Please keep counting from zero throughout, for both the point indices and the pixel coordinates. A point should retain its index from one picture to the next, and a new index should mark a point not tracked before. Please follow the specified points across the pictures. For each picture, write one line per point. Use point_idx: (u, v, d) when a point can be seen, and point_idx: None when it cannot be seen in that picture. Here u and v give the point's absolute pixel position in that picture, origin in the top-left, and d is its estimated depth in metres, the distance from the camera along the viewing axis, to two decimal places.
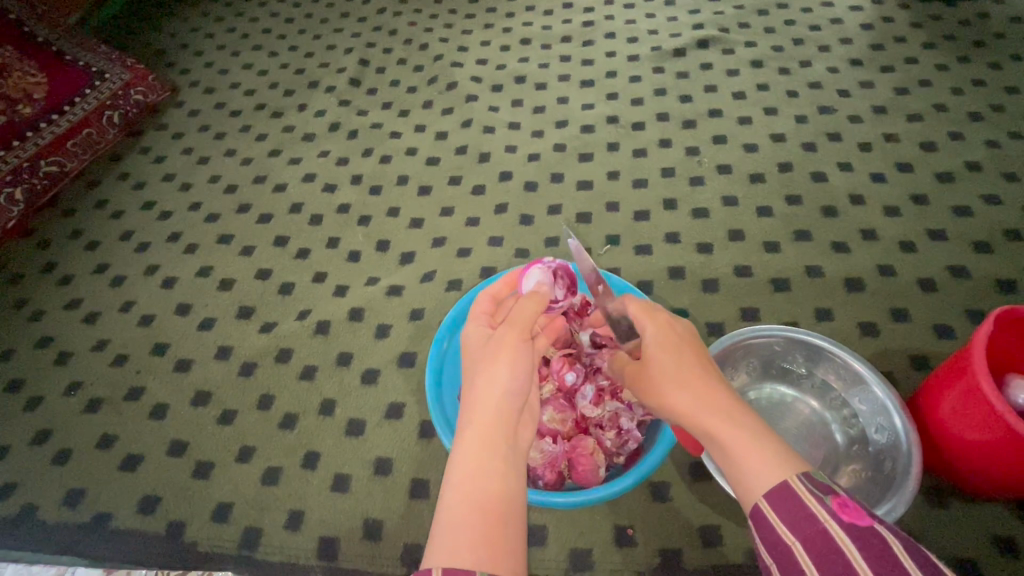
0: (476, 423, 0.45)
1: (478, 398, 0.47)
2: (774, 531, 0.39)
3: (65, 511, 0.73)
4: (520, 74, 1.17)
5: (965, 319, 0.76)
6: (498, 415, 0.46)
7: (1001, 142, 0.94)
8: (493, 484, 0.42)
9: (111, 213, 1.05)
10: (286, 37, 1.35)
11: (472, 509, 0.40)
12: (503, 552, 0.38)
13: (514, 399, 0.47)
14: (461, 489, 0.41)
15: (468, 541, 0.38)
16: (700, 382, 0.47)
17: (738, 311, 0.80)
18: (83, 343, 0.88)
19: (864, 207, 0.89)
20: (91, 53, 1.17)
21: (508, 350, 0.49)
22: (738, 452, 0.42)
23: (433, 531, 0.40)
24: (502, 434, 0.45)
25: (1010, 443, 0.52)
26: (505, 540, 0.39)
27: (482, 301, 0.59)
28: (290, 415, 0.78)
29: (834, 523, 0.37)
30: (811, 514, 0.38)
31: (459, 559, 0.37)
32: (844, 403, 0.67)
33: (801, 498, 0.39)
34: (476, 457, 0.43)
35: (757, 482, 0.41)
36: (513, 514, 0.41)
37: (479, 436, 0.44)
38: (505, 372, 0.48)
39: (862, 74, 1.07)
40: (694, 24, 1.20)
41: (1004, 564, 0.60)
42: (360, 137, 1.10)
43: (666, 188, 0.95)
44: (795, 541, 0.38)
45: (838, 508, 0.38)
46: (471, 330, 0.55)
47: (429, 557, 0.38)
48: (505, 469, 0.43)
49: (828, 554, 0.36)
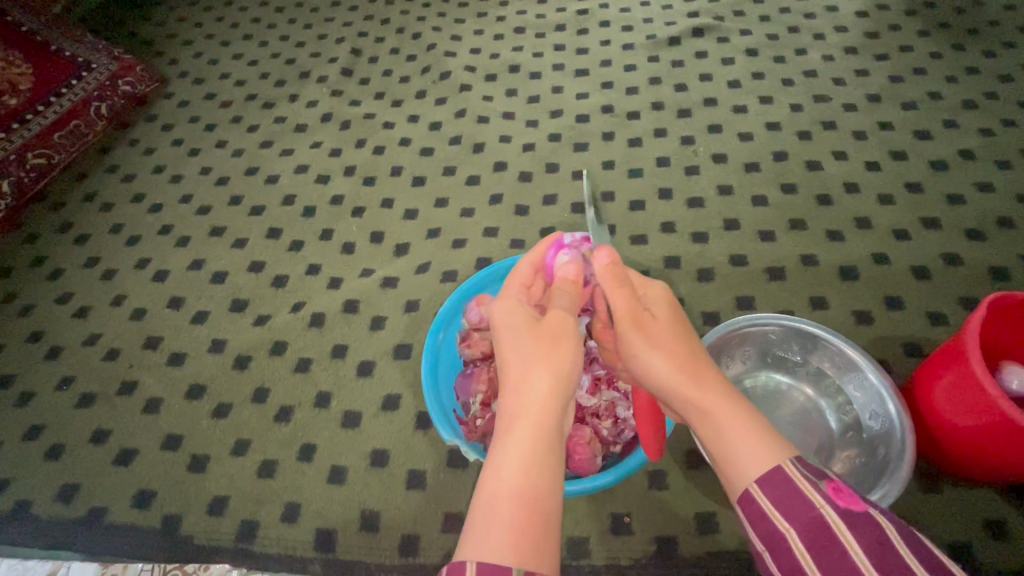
0: (522, 416, 0.45)
1: (523, 387, 0.46)
2: (767, 518, 0.40)
3: (58, 507, 0.72)
4: (514, 63, 1.15)
5: (958, 306, 0.77)
6: (543, 411, 0.45)
7: (994, 130, 0.94)
8: (537, 481, 0.41)
9: (100, 206, 1.03)
10: (276, 26, 1.33)
11: (515, 504, 0.40)
12: (542, 550, 0.39)
13: (561, 393, 0.47)
14: (503, 483, 0.41)
15: (508, 534, 0.38)
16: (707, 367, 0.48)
17: (733, 301, 0.80)
18: (74, 337, 0.87)
19: (858, 196, 0.89)
20: (77, 42, 1.14)
21: (548, 343, 0.49)
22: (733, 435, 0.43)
23: (468, 522, 0.40)
24: (546, 429, 0.44)
25: (1001, 429, 0.52)
26: (545, 537, 0.39)
27: (523, 267, 0.59)
28: (286, 407, 0.77)
29: (830, 509, 0.38)
30: (806, 501, 0.39)
31: (494, 555, 0.37)
32: (839, 390, 0.67)
33: (795, 483, 0.39)
34: (520, 450, 0.43)
35: (751, 467, 0.41)
36: (553, 514, 0.41)
37: (525, 429, 0.44)
38: (557, 366, 0.47)
39: (857, 63, 1.06)
40: (689, 13, 1.19)
41: (997, 549, 0.61)
42: (353, 128, 1.09)
43: (662, 177, 0.94)
44: (790, 528, 0.39)
45: (833, 493, 0.39)
46: (510, 306, 0.54)
47: (464, 547, 0.39)
48: (551, 464, 0.43)
49: (823, 540, 0.37)
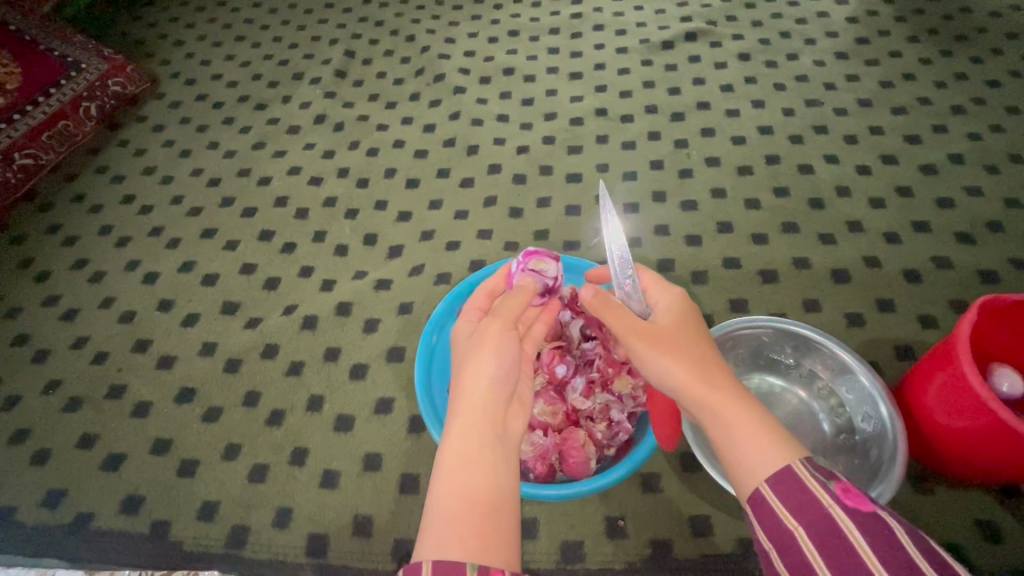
0: (463, 416, 0.44)
1: (468, 389, 0.46)
2: (776, 516, 0.40)
3: (44, 513, 0.71)
4: (509, 66, 1.16)
5: (948, 309, 0.77)
6: (489, 407, 0.45)
7: (982, 135, 0.95)
8: (483, 478, 0.41)
9: (89, 207, 1.02)
10: (269, 27, 1.32)
11: (461, 501, 0.40)
12: (493, 542, 0.38)
13: (501, 389, 0.46)
14: (452, 481, 0.41)
15: (456, 532, 0.38)
16: (694, 357, 0.48)
17: (727, 303, 0.80)
18: (62, 341, 0.86)
19: (850, 199, 0.89)
20: (66, 41, 1.14)
21: (490, 340, 0.49)
22: (735, 429, 0.44)
23: (423, 524, 0.40)
24: (490, 425, 0.44)
25: (993, 430, 0.52)
26: (495, 531, 0.39)
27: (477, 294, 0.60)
28: (278, 411, 0.77)
29: (838, 507, 0.38)
30: (815, 499, 0.39)
31: (447, 553, 0.37)
32: (831, 392, 0.68)
33: (805, 482, 0.40)
34: (463, 450, 0.42)
35: (760, 466, 0.42)
36: (505, 508, 0.40)
37: (471, 426, 0.44)
38: (491, 363, 0.47)
39: (848, 68, 1.08)
40: (682, 17, 1.20)
41: (989, 550, 0.61)
42: (346, 130, 1.08)
43: (655, 180, 0.95)
44: (798, 526, 0.39)
45: (841, 493, 0.39)
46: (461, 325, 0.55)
47: (419, 548, 0.38)
48: (498, 461, 0.42)
49: (832, 539, 0.37)
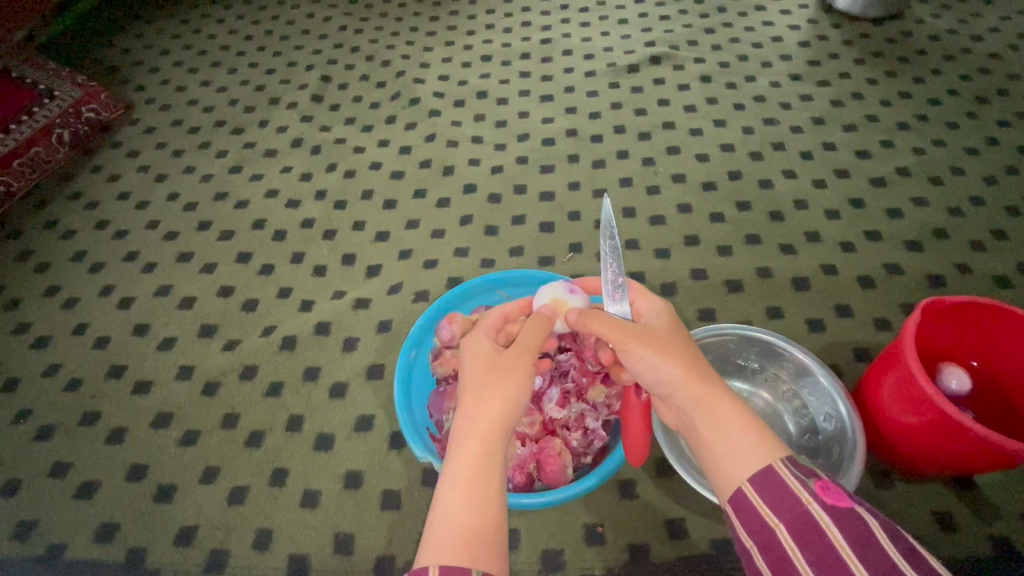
0: (470, 434, 0.48)
1: (475, 410, 0.49)
2: (759, 515, 0.43)
3: (13, 546, 0.69)
4: (481, 90, 1.19)
5: (900, 312, 0.82)
6: (493, 428, 0.48)
7: (926, 149, 1.02)
8: (485, 492, 0.45)
9: (62, 233, 1.01)
10: (245, 53, 1.34)
11: (466, 515, 0.43)
12: (493, 551, 0.42)
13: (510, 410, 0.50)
14: (456, 495, 0.44)
15: (459, 540, 0.41)
16: (686, 368, 0.51)
17: (695, 312, 0.84)
18: (33, 369, 0.84)
19: (807, 211, 0.94)
20: (38, 70, 1.14)
21: (504, 367, 0.52)
22: (720, 434, 0.47)
23: (426, 531, 0.43)
24: (495, 443, 0.48)
25: (939, 425, 0.56)
26: (494, 538, 0.42)
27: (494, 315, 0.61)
28: (256, 432, 0.77)
29: (816, 504, 0.40)
30: (795, 497, 0.41)
31: (450, 558, 0.40)
32: (795, 395, 0.71)
33: (786, 482, 0.42)
34: (472, 461, 0.46)
35: (747, 467, 0.45)
36: (498, 517, 0.44)
37: (477, 444, 0.47)
38: (506, 388, 0.50)
39: (801, 88, 1.14)
40: (646, 42, 1.26)
41: (947, 539, 0.64)
42: (323, 153, 1.10)
43: (625, 197, 0.99)
44: (779, 523, 0.41)
45: (820, 491, 0.41)
46: (475, 340, 0.57)
47: (424, 554, 0.41)
48: (499, 477, 0.46)
49: (810, 535, 0.39)
